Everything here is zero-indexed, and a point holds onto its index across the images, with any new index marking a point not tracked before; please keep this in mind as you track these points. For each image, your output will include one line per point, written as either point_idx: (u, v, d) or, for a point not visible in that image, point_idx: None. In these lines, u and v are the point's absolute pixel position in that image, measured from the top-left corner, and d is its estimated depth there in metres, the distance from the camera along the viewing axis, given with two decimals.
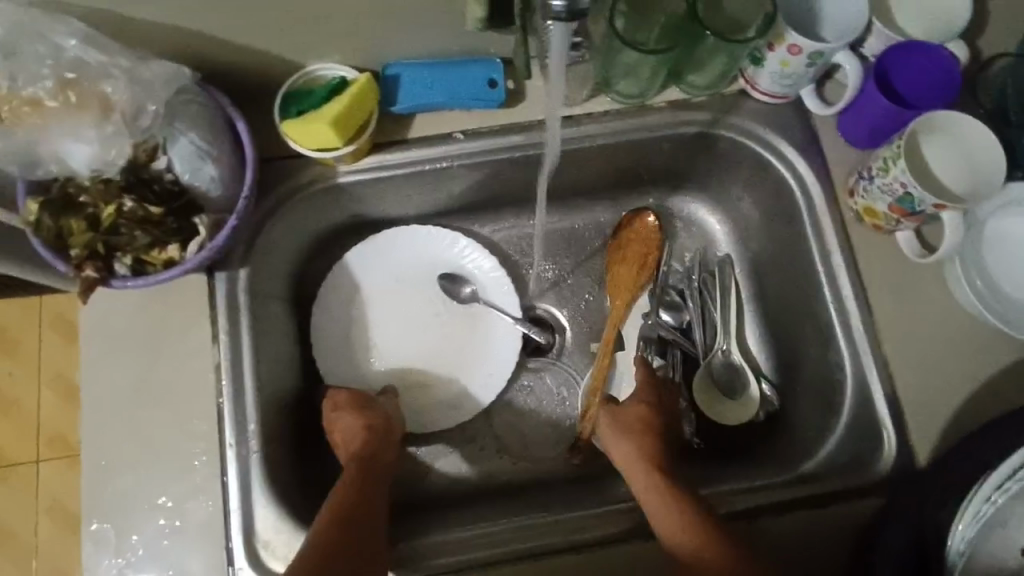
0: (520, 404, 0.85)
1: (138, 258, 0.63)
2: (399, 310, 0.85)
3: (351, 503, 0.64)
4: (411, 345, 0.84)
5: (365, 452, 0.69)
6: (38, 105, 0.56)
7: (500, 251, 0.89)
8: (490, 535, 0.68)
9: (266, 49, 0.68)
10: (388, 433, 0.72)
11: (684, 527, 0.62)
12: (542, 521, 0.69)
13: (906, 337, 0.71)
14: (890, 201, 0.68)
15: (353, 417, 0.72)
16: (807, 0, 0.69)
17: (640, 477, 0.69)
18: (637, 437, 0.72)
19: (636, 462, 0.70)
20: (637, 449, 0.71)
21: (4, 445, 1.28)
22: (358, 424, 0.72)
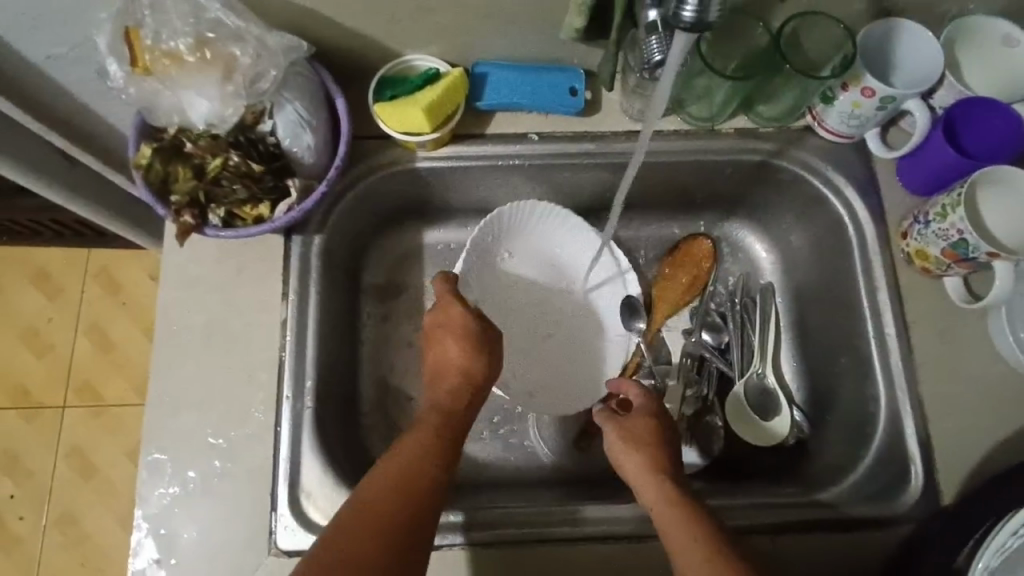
0: (560, 390, 0.86)
1: (230, 211, 0.68)
2: (517, 289, 0.88)
3: (418, 454, 0.64)
4: (514, 327, 0.88)
5: (450, 401, 0.71)
6: (177, 58, 0.62)
7: (627, 246, 0.93)
8: (541, 517, 0.70)
9: (372, 35, 0.73)
10: (480, 386, 0.73)
11: (685, 548, 0.59)
12: (597, 514, 0.70)
13: (944, 378, 0.73)
14: (944, 245, 0.70)
15: (458, 351, 0.73)
16: (883, 49, 0.73)
17: (653, 488, 0.67)
18: (638, 455, 0.70)
19: (646, 478, 0.68)
20: (648, 462, 0.69)
21: (36, 386, 1.33)
22: (459, 359, 0.73)
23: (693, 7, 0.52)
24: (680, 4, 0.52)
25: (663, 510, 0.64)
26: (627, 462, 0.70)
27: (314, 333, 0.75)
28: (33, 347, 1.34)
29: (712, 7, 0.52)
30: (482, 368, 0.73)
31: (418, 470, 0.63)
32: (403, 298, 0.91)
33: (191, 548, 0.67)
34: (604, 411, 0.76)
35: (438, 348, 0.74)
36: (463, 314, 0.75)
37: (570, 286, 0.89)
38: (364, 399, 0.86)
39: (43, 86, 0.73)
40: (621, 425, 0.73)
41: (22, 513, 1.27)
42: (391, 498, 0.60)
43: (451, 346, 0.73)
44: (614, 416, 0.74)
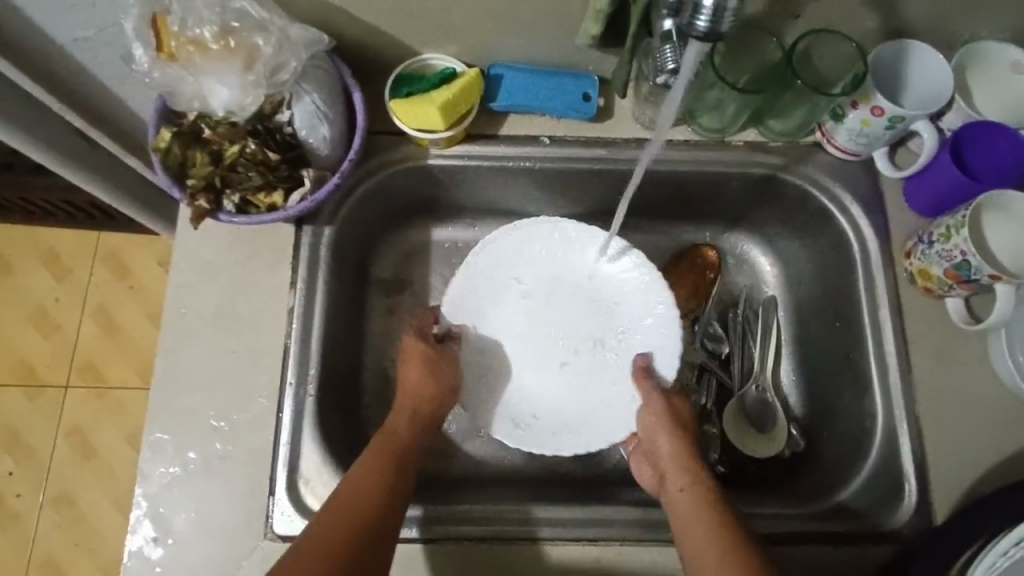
0: (585, 427, 0.75)
1: (244, 197, 0.69)
2: (531, 315, 0.79)
3: (376, 475, 0.64)
4: (531, 352, 0.79)
5: (408, 428, 0.71)
6: (201, 46, 0.63)
7: None
8: (493, 516, 0.70)
9: (392, 33, 0.75)
10: (433, 415, 0.73)
11: (712, 541, 0.60)
12: (547, 515, 0.70)
13: (942, 397, 0.74)
14: (946, 266, 0.71)
15: (415, 376, 0.73)
16: (895, 69, 0.74)
17: (677, 480, 0.67)
18: (678, 439, 0.70)
19: (682, 465, 0.68)
20: (679, 451, 0.69)
21: (40, 365, 1.34)
22: (415, 384, 0.73)
23: (707, 17, 0.53)
24: (694, 14, 0.53)
25: (693, 498, 0.64)
26: (665, 442, 0.70)
27: (320, 323, 0.76)
28: (40, 325, 1.36)
29: (725, 19, 0.53)
30: (433, 394, 0.73)
31: (367, 487, 0.63)
32: (409, 293, 0.92)
33: (188, 529, 0.68)
34: (639, 370, 0.75)
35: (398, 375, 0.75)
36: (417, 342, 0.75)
37: (585, 295, 0.80)
38: (365, 391, 0.86)
39: (67, 67, 0.75)
40: (670, 403, 0.72)
41: (20, 490, 1.28)
42: (345, 520, 0.60)
43: (410, 369, 0.74)
44: (666, 392, 0.73)
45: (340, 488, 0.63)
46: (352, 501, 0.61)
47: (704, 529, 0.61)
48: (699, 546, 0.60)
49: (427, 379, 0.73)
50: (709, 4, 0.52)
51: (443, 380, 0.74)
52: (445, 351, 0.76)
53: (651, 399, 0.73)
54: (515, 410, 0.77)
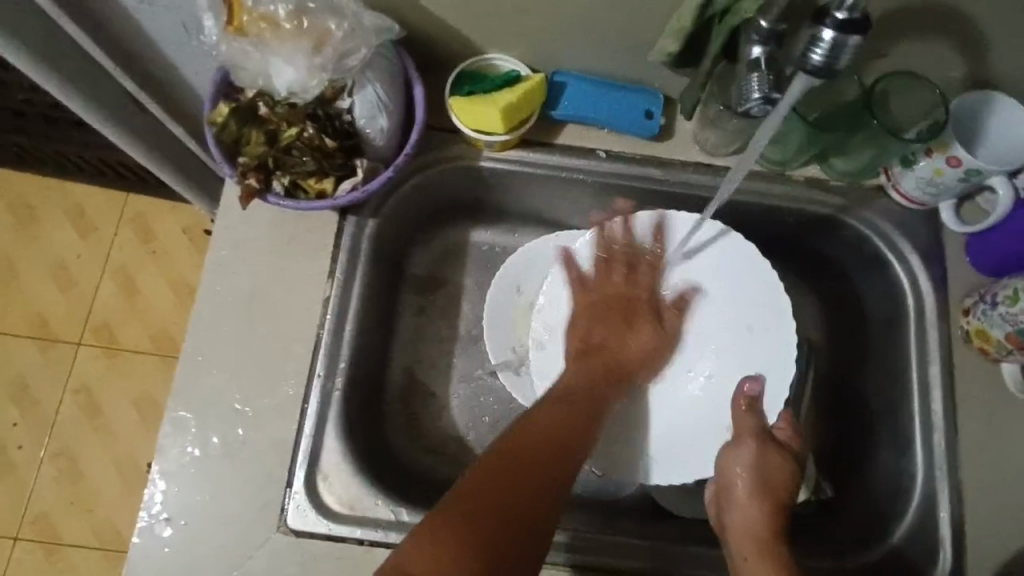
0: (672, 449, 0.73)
1: (294, 181, 0.68)
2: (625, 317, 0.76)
3: (512, 467, 0.63)
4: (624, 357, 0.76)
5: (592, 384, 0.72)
6: (273, 23, 0.62)
7: None
8: (613, 546, 0.70)
9: (460, 29, 0.73)
10: (616, 369, 0.75)
11: None
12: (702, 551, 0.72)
13: (986, 465, 0.71)
14: (1009, 329, 0.68)
15: (587, 321, 0.76)
16: (975, 121, 0.71)
17: (750, 544, 0.65)
18: (761, 499, 0.66)
19: (760, 531, 0.65)
20: (762, 516, 0.66)
21: (57, 320, 1.33)
22: (604, 336, 0.76)
23: (823, 52, 0.51)
24: (810, 47, 0.51)
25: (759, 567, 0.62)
26: (748, 496, 0.66)
27: (354, 317, 0.74)
28: (60, 279, 1.35)
29: (843, 56, 0.51)
30: (627, 351, 0.76)
31: (512, 478, 0.62)
32: (442, 293, 0.90)
33: (201, 513, 0.67)
34: (743, 399, 0.70)
35: (592, 323, 0.76)
36: (611, 292, 0.77)
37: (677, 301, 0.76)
38: (388, 387, 0.85)
39: (127, 29, 0.74)
40: (761, 450, 0.67)
41: (21, 442, 1.27)
42: (466, 517, 0.59)
43: (641, 332, 0.76)
44: (760, 437, 0.68)
45: (455, 488, 0.61)
46: (486, 480, 0.62)
47: None
48: None
49: (647, 342, 0.76)
50: (828, 38, 0.50)
51: (636, 343, 0.76)
52: (646, 303, 0.77)
53: (743, 441, 0.68)
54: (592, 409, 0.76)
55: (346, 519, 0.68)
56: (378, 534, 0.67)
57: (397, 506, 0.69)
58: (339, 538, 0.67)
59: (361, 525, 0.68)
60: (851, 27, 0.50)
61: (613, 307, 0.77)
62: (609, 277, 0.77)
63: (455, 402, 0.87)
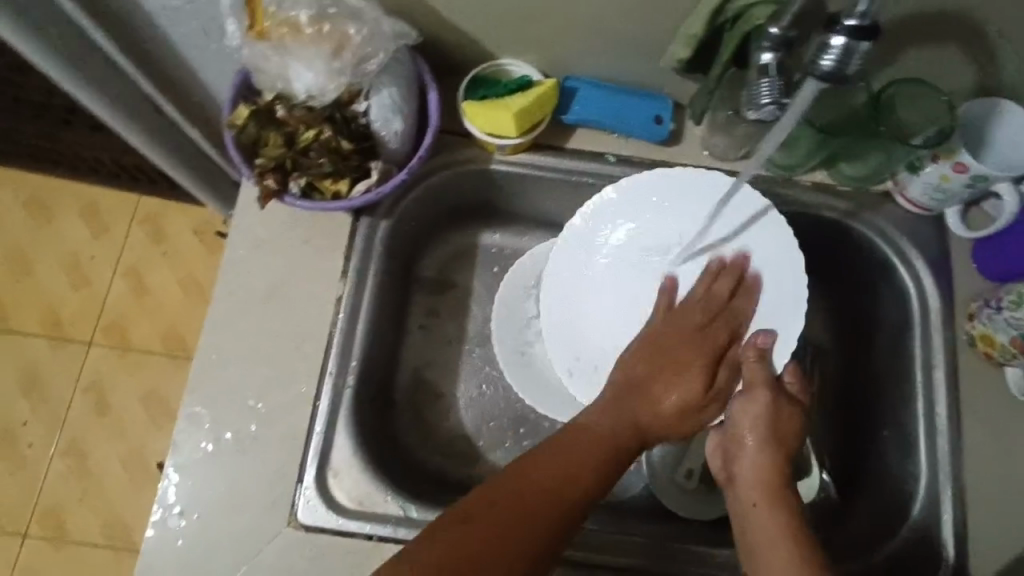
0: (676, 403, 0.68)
1: (310, 182, 0.69)
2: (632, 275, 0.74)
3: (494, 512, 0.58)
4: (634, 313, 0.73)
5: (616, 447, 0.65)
6: (295, 27, 0.63)
7: None
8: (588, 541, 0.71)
9: (476, 35, 0.74)
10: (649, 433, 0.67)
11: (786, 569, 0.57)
12: (692, 554, 0.72)
13: (990, 468, 0.71)
14: (1014, 335, 0.70)
15: (638, 359, 0.69)
16: (982, 129, 0.72)
17: (757, 494, 0.64)
18: (769, 446, 0.66)
19: (769, 477, 0.65)
20: (770, 468, 0.65)
21: (69, 319, 1.35)
22: (643, 370, 0.69)
23: (833, 57, 0.52)
24: (820, 53, 0.53)
25: (766, 514, 0.62)
26: (757, 446, 0.66)
27: (365, 317, 0.75)
28: (74, 277, 1.37)
29: (853, 61, 0.52)
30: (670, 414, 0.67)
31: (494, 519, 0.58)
32: (451, 294, 0.92)
33: (214, 508, 0.68)
34: (754, 351, 0.68)
35: (638, 360, 0.69)
36: (677, 328, 0.70)
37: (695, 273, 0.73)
38: (397, 387, 0.86)
39: (149, 31, 0.75)
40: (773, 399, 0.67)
41: (32, 440, 1.29)
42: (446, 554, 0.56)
43: (688, 386, 0.68)
44: (774, 389, 0.67)
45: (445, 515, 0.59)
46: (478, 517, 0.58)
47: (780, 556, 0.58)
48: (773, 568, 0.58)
49: (690, 403, 0.68)
50: (839, 45, 0.51)
51: (682, 390, 0.68)
52: (700, 378, 0.69)
53: (757, 393, 0.67)
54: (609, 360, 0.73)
55: (356, 514, 0.69)
56: (387, 530, 0.68)
57: (406, 502, 0.70)
58: (349, 533, 0.68)
59: (371, 521, 0.68)
60: (862, 35, 0.51)
61: (669, 352, 0.69)
62: (668, 322, 0.71)
63: (463, 402, 0.88)
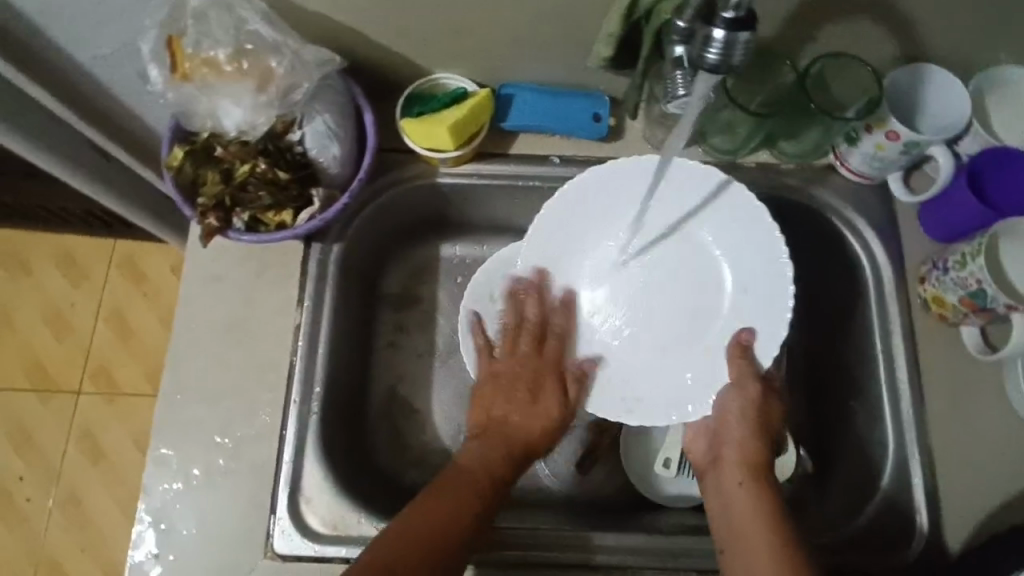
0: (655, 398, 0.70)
1: (254, 216, 0.70)
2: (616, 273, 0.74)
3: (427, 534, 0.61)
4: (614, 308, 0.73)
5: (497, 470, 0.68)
6: (214, 66, 0.64)
7: None
8: (553, 542, 0.72)
9: (405, 53, 0.75)
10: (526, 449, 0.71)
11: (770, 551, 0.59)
12: (612, 543, 0.72)
13: (953, 427, 0.72)
14: (961, 294, 0.70)
15: (493, 392, 0.73)
16: (912, 95, 0.73)
17: (740, 475, 0.65)
18: (755, 429, 0.67)
19: (751, 459, 0.66)
20: (751, 449, 0.66)
21: (54, 370, 1.35)
22: (499, 406, 0.72)
23: (717, 50, 0.54)
24: (705, 46, 0.55)
25: (751, 493, 0.64)
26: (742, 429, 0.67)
27: (325, 341, 0.76)
28: (54, 328, 1.37)
29: (736, 52, 0.55)
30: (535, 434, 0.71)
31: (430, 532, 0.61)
32: (416, 308, 0.92)
33: (191, 547, 0.68)
34: (736, 347, 0.68)
35: (495, 397, 0.73)
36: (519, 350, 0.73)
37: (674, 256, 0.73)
38: (370, 407, 0.87)
39: (85, 83, 0.76)
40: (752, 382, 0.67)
41: (28, 494, 1.29)
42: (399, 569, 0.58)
43: (548, 404, 0.72)
44: (762, 380, 0.68)
45: (385, 534, 0.61)
46: (422, 534, 0.61)
47: (763, 538, 0.60)
48: (755, 550, 0.59)
49: (551, 420, 0.72)
50: (720, 38, 0.54)
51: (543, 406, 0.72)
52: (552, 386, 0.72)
53: (745, 384, 0.67)
54: (624, 387, 0.72)
55: (331, 539, 0.69)
56: None
57: (381, 522, 0.71)
58: (326, 558, 0.68)
59: (347, 544, 0.69)
60: (740, 26, 0.54)
61: (521, 379, 0.73)
62: (518, 346, 0.73)
63: (438, 415, 0.88)
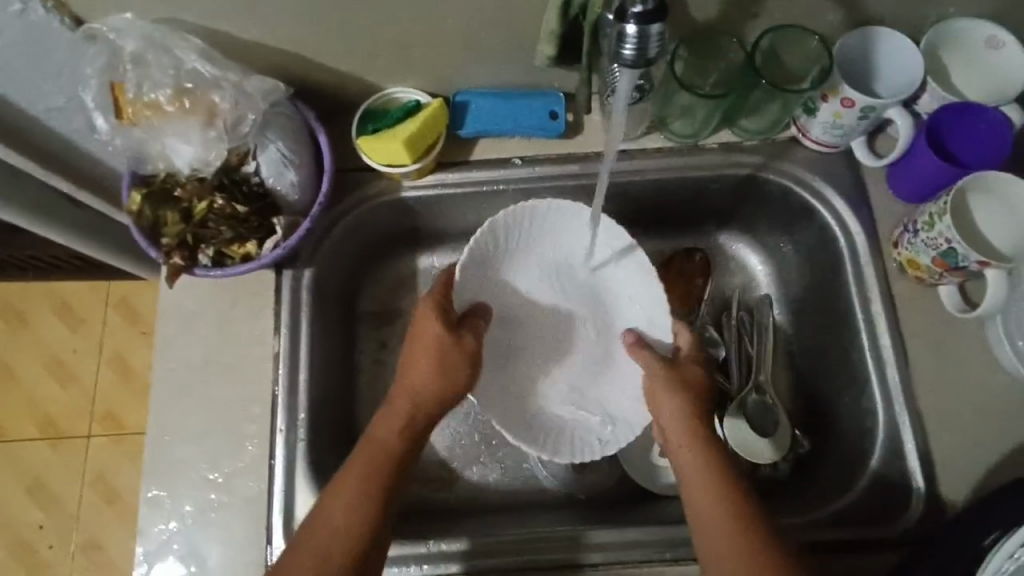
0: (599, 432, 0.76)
1: (219, 250, 0.70)
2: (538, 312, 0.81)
3: (346, 517, 0.60)
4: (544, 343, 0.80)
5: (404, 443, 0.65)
6: (157, 108, 0.66)
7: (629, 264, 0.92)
8: (550, 544, 0.71)
9: (353, 72, 0.75)
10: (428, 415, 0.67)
11: (728, 518, 0.59)
12: (604, 540, 0.71)
13: (941, 389, 0.72)
14: (933, 255, 0.69)
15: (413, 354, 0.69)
16: (863, 59, 0.72)
17: (690, 445, 0.65)
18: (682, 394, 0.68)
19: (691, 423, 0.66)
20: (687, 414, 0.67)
21: (62, 417, 1.36)
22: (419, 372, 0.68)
23: (632, 46, 0.56)
24: (620, 42, 0.57)
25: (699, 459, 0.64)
26: (673, 397, 0.68)
27: (306, 367, 0.76)
28: (57, 376, 1.38)
29: (651, 44, 0.56)
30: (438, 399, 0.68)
31: (350, 514, 0.60)
32: (399, 322, 0.91)
33: None
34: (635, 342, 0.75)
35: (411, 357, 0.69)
36: (433, 309, 0.71)
37: (576, 293, 0.81)
38: (362, 425, 0.87)
39: (46, 138, 0.77)
40: (676, 370, 0.71)
41: (50, 541, 1.30)
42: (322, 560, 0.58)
43: (449, 364, 0.69)
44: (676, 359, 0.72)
45: (303, 531, 0.60)
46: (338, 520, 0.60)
47: (721, 507, 0.60)
48: (713, 517, 0.60)
49: (450, 382, 0.68)
50: (633, 33, 0.55)
51: (445, 371, 0.68)
52: (453, 344, 0.69)
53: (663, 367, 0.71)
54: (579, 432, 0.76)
55: None
56: None
57: None
58: None
59: None
60: (650, 18, 0.55)
61: (432, 340, 0.69)
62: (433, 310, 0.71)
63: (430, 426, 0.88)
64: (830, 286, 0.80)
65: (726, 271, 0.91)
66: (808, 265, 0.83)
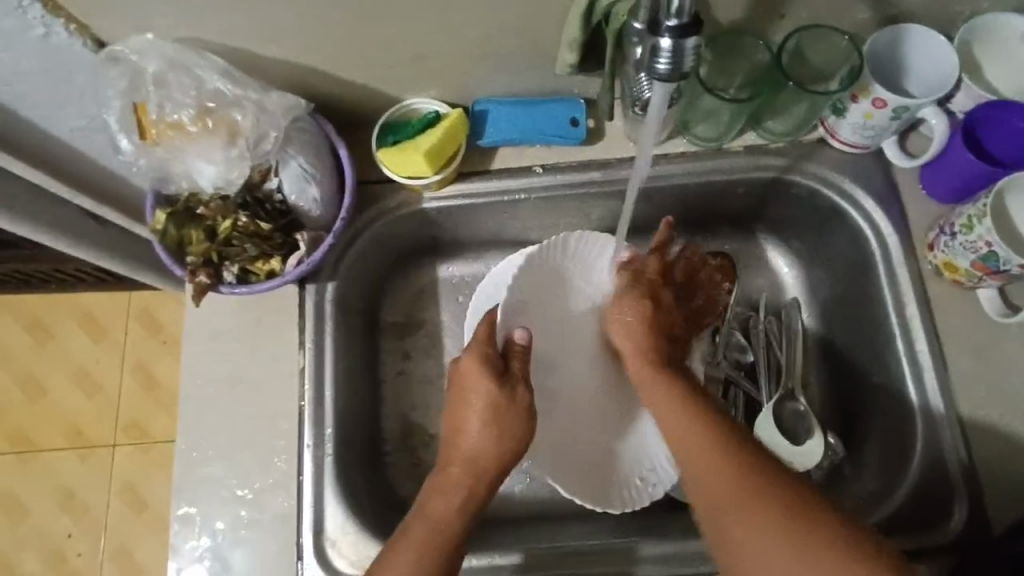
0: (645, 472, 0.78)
1: (243, 267, 0.70)
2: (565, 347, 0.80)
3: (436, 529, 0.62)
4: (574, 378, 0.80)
5: (472, 497, 0.64)
6: (179, 128, 0.66)
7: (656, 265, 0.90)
8: (594, 557, 0.71)
9: (372, 85, 0.75)
10: (491, 468, 0.65)
11: (712, 463, 0.59)
12: (654, 552, 0.70)
13: (982, 395, 0.70)
14: (972, 258, 0.67)
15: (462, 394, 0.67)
16: (893, 57, 0.70)
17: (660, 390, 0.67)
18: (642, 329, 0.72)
19: (653, 358, 0.70)
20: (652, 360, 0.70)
21: (89, 428, 1.38)
22: (474, 427, 0.66)
23: (667, 59, 0.54)
24: (654, 57, 0.55)
25: (665, 397, 0.66)
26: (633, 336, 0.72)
27: (331, 382, 0.76)
28: (83, 387, 1.40)
29: (686, 58, 0.55)
30: (498, 456, 0.65)
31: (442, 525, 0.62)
32: (421, 332, 0.91)
33: None
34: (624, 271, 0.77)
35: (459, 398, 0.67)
36: (474, 356, 0.67)
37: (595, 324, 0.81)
38: (387, 437, 0.86)
39: (69, 159, 0.77)
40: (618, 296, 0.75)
41: (80, 549, 1.32)
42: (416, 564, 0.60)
43: (505, 421, 0.66)
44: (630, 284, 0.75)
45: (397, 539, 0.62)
46: (428, 532, 0.62)
47: (703, 454, 0.60)
48: (699, 463, 0.60)
49: (507, 440, 0.66)
50: (667, 46, 0.54)
51: (503, 430, 0.66)
52: (505, 399, 0.66)
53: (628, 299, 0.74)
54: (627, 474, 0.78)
55: None
56: None
57: None
58: None
59: None
60: (685, 31, 0.53)
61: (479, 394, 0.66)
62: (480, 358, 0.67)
63: None
64: (861, 288, 0.78)
65: (754, 273, 0.89)
66: (836, 267, 0.82)
